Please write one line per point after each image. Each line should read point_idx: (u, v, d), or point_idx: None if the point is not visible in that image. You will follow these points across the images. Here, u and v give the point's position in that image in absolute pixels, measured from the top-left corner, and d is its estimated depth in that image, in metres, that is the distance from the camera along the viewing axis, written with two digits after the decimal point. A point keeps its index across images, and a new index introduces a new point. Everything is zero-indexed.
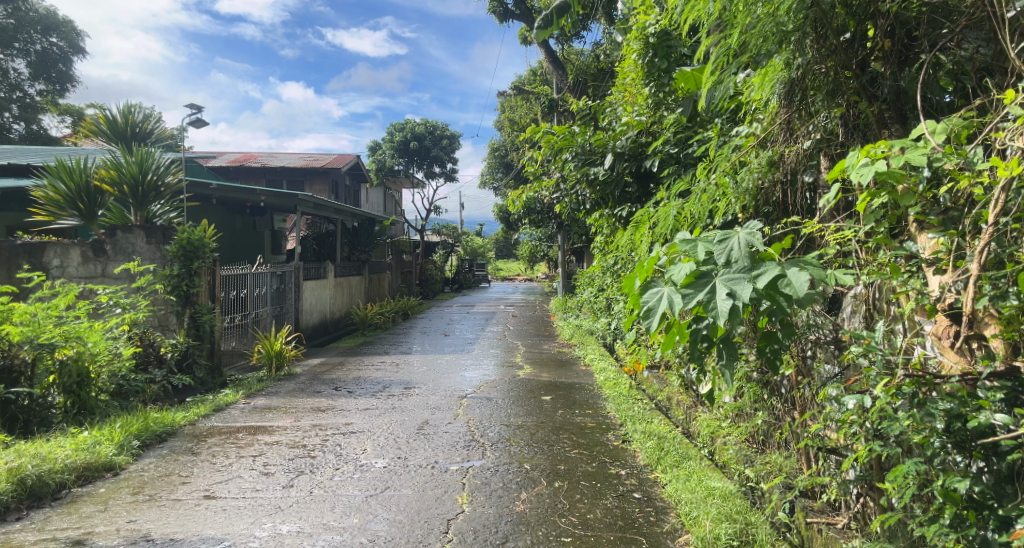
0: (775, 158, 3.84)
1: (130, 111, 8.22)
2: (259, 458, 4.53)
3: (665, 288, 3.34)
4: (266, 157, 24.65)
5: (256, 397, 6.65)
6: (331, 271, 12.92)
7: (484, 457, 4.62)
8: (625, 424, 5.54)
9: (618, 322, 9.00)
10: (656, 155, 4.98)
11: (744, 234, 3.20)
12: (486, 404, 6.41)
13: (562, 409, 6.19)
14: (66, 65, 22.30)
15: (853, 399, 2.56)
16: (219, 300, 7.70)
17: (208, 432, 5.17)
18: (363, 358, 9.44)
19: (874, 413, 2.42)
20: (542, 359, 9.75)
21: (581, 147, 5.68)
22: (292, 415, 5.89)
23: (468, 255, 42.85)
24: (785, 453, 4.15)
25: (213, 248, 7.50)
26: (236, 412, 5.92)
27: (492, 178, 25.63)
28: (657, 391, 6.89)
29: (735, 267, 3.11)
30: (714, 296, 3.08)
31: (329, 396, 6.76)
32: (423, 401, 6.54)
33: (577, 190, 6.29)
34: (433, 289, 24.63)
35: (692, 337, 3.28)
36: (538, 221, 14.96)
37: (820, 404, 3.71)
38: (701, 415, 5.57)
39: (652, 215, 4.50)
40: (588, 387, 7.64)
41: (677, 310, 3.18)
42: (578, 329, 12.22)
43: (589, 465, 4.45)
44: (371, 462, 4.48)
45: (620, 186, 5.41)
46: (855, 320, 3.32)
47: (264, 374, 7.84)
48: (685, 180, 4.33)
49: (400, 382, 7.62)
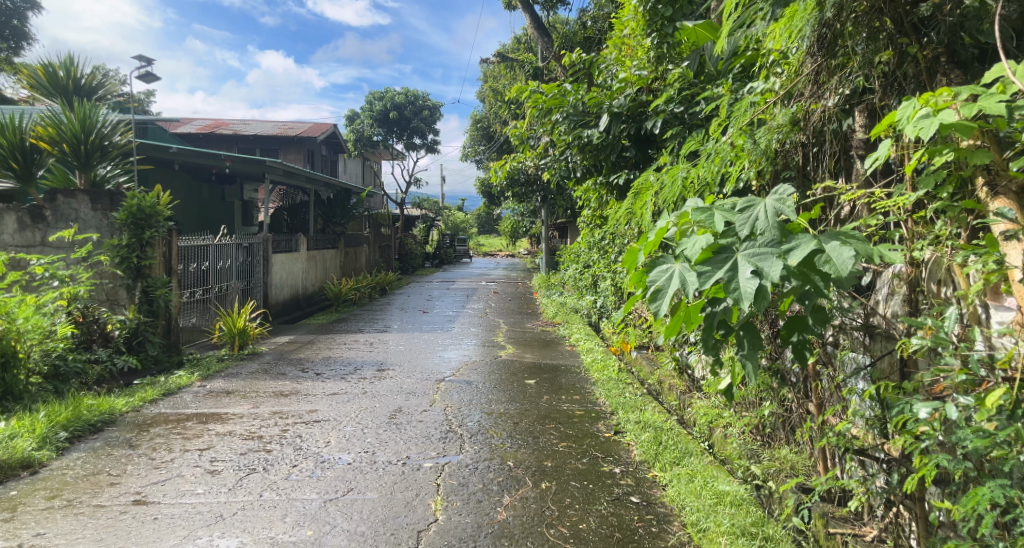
0: (799, 116, 3.33)
1: (73, 64, 7.42)
2: (206, 453, 3.99)
3: (676, 265, 2.85)
4: (238, 125, 23.61)
5: (213, 379, 6.09)
6: (303, 244, 12.30)
7: (462, 452, 4.13)
8: (616, 412, 5.09)
9: (605, 300, 8.57)
10: (656, 115, 4.43)
11: (772, 201, 2.71)
12: (464, 389, 5.94)
13: (547, 395, 5.73)
14: (19, 20, 20.92)
15: (922, 407, 2.10)
16: (175, 274, 7.23)
17: (152, 421, 4.61)
18: (335, 336, 8.91)
19: (958, 427, 1.99)
20: (524, 338, 9.31)
21: (572, 107, 5.04)
22: (251, 401, 5.35)
23: (449, 230, 42.22)
24: (795, 448, 3.80)
25: (167, 217, 6.91)
26: (188, 397, 5.36)
27: (474, 150, 24.93)
28: (647, 375, 6.49)
29: (764, 240, 2.61)
30: (736, 274, 2.60)
31: (294, 378, 6.24)
32: (397, 385, 6.04)
33: (566, 155, 5.74)
34: (413, 264, 24.08)
35: (706, 321, 2.79)
36: (522, 195, 14.39)
37: (843, 398, 3.30)
38: (698, 403, 5.17)
39: (654, 181, 3.97)
40: (574, 368, 7.20)
41: (691, 291, 2.70)
42: (562, 307, 11.81)
43: (579, 462, 4.00)
44: (335, 457, 3.97)
45: (616, 151, 4.86)
46: (893, 304, 2.86)
47: (226, 354, 7.28)
48: (691, 142, 3.82)
49: (372, 363, 7.10)
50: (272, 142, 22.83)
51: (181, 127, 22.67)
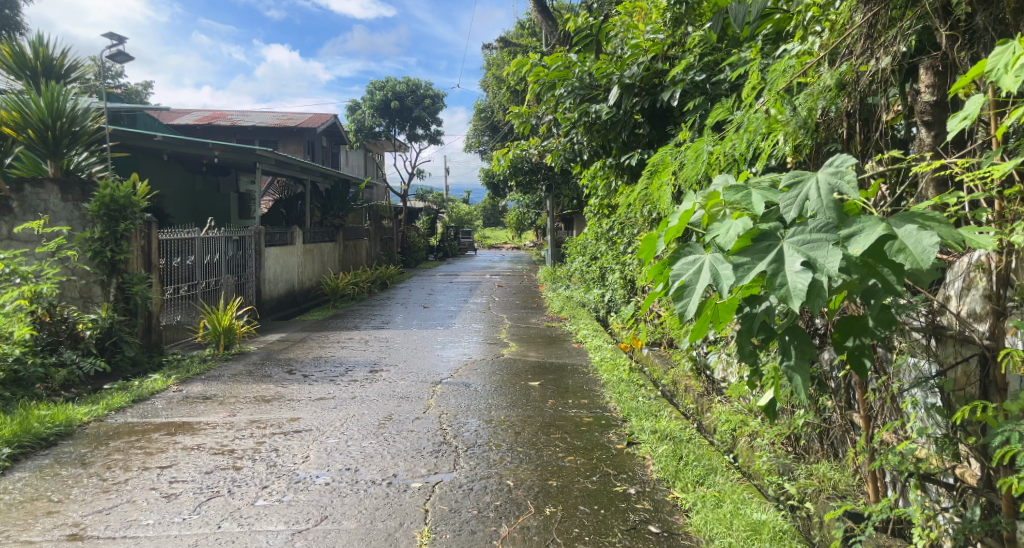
0: (847, 78, 2.81)
1: (41, 45, 6.96)
2: (166, 471, 3.54)
3: (705, 256, 2.37)
4: (236, 116, 23.13)
5: (191, 382, 5.63)
6: (298, 237, 11.84)
7: (456, 469, 3.67)
8: (629, 419, 4.62)
9: (613, 294, 8.09)
10: (673, 86, 3.92)
11: (827, 175, 2.20)
12: (463, 392, 5.48)
13: (553, 398, 5.26)
14: (10, 9, 20.43)
15: None
16: (156, 269, 6.79)
17: (114, 432, 4.16)
18: (329, 334, 8.47)
19: None
20: (529, 334, 8.83)
21: (578, 81, 4.54)
22: (229, 407, 4.90)
23: (453, 222, 41.71)
24: (837, 465, 3.32)
25: (144, 208, 6.48)
26: (161, 403, 4.91)
27: (478, 141, 24.41)
28: (660, 375, 6.01)
29: (819, 224, 2.11)
30: (783, 267, 2.11)
31: (279, 381, 5.79)
32: (390, 388, 5.59)
33: (572, 136, 5.23)
34: (416, 257, 23.62)
35: (743, 324, 2.30)
36: (527, 184, 13.86)
37: (899, 411, 2.81)
38: (719, 407, 4.70)
39: (673, 160, 3.47)
40: (582, 368, 6.71)
41: (724, 289, 2.22)
42: (568, 301, 11.34)
43: (588, 481, 3.53)
44: (311, 476, 3.52)
45: (628, 128, 4.37)
46: (972, 301, 2.36)
47: (210, 354, 6.84)
48: (716, 114, 3.30)
49: (366, 363, 6.65)
50: (271, 133, 22.36)
51: (179, 119, 22.25)
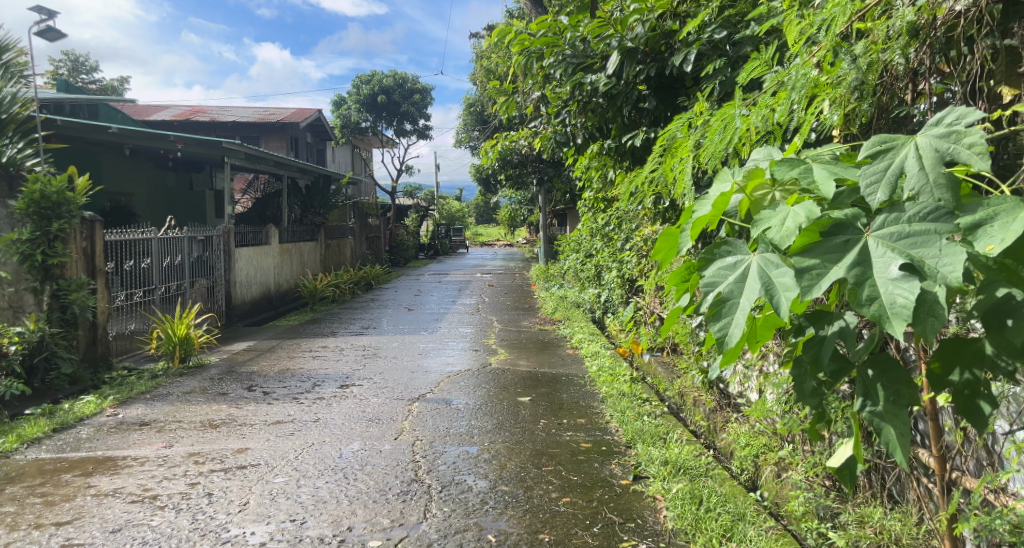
0: (921, 18, 2.09)
1: None
2: (64, 529, 2.86)
3: (751, 259, 1.70)
4: (216, 112, 22.28)
5: (132, 403, 4.93)
6: (274, 236, 11.13)
7: (427, 518, 3.00)
8: (633, 445, 3.95)
9: (610, 294, 7.43)
10: (686, 47, 3.24)
11: (931, 139, 1.53)
12: (442, 411, 4.82)
13: (545, 418, 4.60)
14: None
15: None
16: (101, 274, 6.08)
17: (18, 474, 3.47)
18: (301, 342, 7.76)
19: None
20: (519, 339, 8.16)
21: (571, 48, 3.85)
22: (167, 434, 4.20)
23: (444, 220, 40.97)
24: (897, 513, 2.65)
25: (84, 206, 5.80)
26: (86, 432, 4.21)
27: (468, 135, 23.72)
28: (665, 386, 5.35)
29: (924, 208, 1.44)
30: (875, 274, 1.43)
31: (234, 401, 5.09)
32: (359, 408, 4.91)
33: (563, 115, 4.55)
34: (403, 256, 22.88)
35: (807, 352, 1.63)
36: (517, 178, 13.19)
37: (993, 455, 2.16)
38: (736, 428, 4.04)
39: (691, 137, 2.79)
40: (577, 378, 6.05)
41: (784, 305, 1.55)
42: (561, 301, 10.69)
43: (589, 535, 2.86)
44: (246, 532, 2.84)
45: (631, 102, 3.69)
46: None
47: (162, 367, 6.13)
48: (750, 69, 2.61)
49: (336, 377, 5.96)
50: (253, 128, 21.57)
51: (156, 115, 21.40)
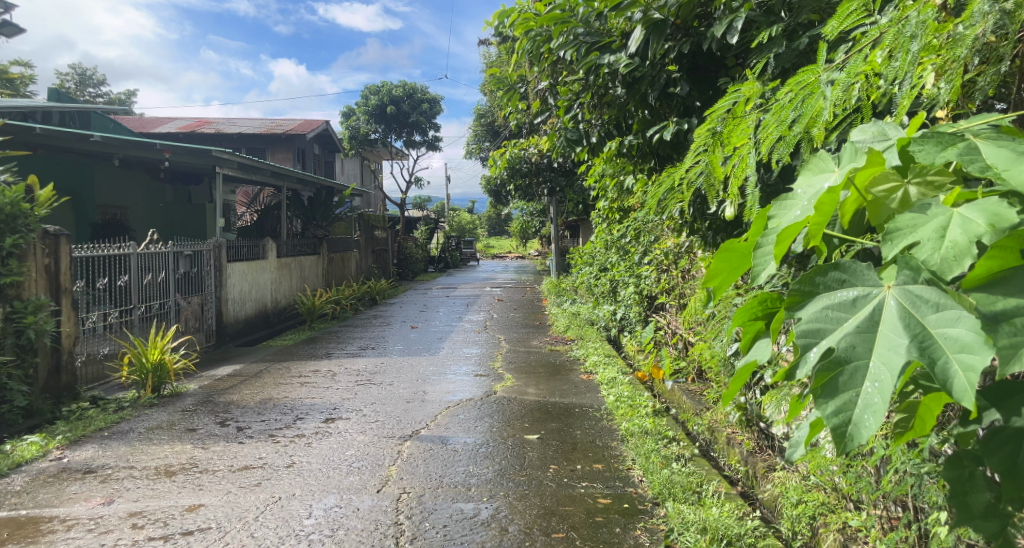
0: None
1: None
2: None
3: (888, 294, 1.04)
4: (223, 124, 21.94)
5: (85, 443, 4.33)
6: (271, 250, 10.55)
7: None
8: (662, 503, 3.27)
9: (627, 311, 6.76)
10: (730, 13, 2.60)
11: None
12: (434, 453, 4.16)
13: (556, 464, 3.93)
14: None
15: None
16: (67, 294, 5.51)
17: None
18: (291, 365, 7.15)
19: None
20: (528, 361, 7.50)
21: (586, 27, 3.23)
22: (111, 485, 3.59)
23: (455, 232, 40.45)
24: None
25: (43, 219, 5.24)
26: (18, 483, 3.60)
27: (479, 146, 23.19)
28: (692, 419, 4.66)
29: None
30: None
31: (201, 439, 4.48)
32: (341, 449, 4.26)
33: (575, 110, 3.93)
34: (412, 269, 22.30)
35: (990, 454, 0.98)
36: (528, 188, 12.59)
37: None
38: (784, 479, 3.34)
39: (746, 122, 2.13)
40: (593, 408, 5.38)
41: (967, 380, 0.88)
42: (574, 317, 10.03)
43: None
44: None
45: (658, 88, 3.05)
46: None
47: (132, 397, 5.54)
48: (841, 18, 1.93)
49: (322, 408, 5.33)
50: (259, 141, 21.21)
51: (161, 127, 21.05)
